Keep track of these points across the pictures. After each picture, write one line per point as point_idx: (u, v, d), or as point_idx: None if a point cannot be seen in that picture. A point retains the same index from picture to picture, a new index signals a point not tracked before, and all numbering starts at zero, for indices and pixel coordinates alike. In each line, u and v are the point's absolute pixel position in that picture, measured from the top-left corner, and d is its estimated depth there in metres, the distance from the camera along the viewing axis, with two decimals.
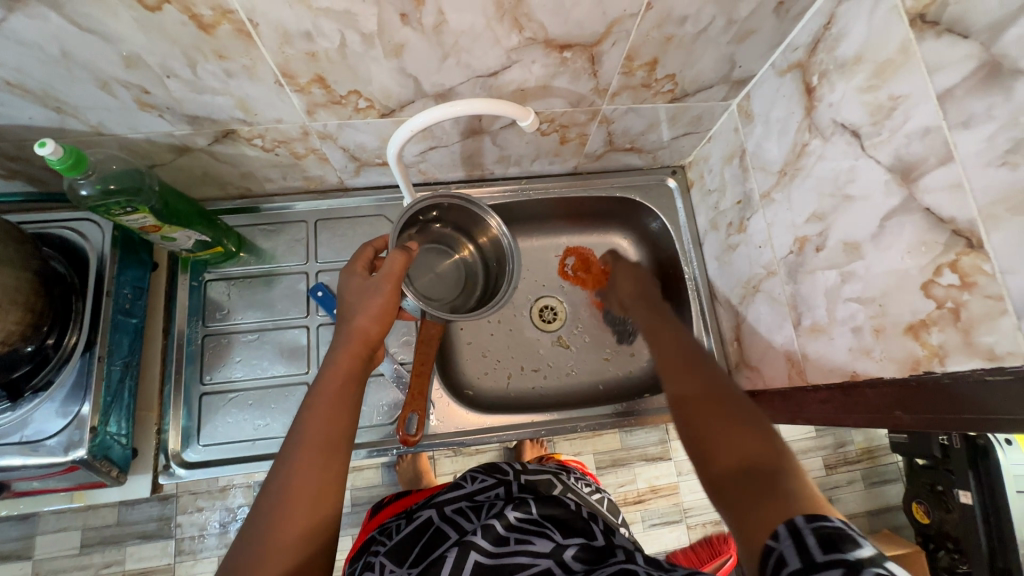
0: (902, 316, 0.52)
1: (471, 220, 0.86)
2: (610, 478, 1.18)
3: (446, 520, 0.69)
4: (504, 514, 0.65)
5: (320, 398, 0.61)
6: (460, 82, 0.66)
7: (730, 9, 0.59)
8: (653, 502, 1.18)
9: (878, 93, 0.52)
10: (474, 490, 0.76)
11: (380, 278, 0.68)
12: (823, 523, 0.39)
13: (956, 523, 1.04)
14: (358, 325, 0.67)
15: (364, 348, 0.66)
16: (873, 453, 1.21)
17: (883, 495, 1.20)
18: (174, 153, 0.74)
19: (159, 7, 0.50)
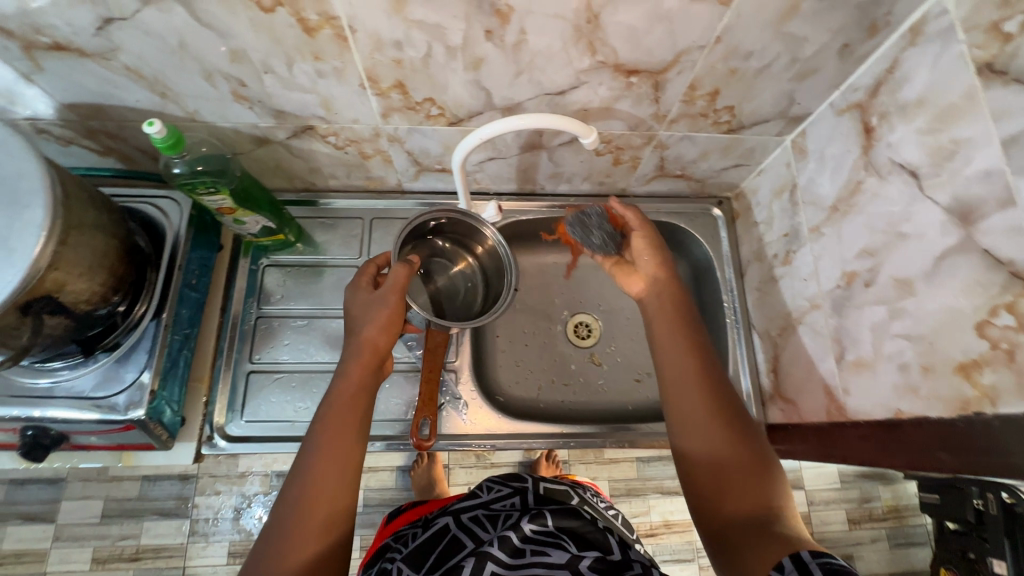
0: (952, 355, 0.52)
1: (466, 232, 0.89)
2: (624, 507, 1.17)
3: (462, 528, 0.70)
4: (520, 525, 0.65)
5: (335, 405, 0.63)
6: (529, 99, 0.70)
7: (795, 47, 0.61)
8: (665, 537, 1.16)
9: (939, 136, 0.53)
10: (489, 498, 0.76)
11: (386, 291, 0.70)
12: (829, 560, 0.42)
13: None
14: (366, 336, 0.68)
15: (375, 357, 0.68)
16: (900, 512, 1.17)
17: (909, 557, 1.15)
18: (254, 143, 0.80)
19: (272, 9, 0.55)
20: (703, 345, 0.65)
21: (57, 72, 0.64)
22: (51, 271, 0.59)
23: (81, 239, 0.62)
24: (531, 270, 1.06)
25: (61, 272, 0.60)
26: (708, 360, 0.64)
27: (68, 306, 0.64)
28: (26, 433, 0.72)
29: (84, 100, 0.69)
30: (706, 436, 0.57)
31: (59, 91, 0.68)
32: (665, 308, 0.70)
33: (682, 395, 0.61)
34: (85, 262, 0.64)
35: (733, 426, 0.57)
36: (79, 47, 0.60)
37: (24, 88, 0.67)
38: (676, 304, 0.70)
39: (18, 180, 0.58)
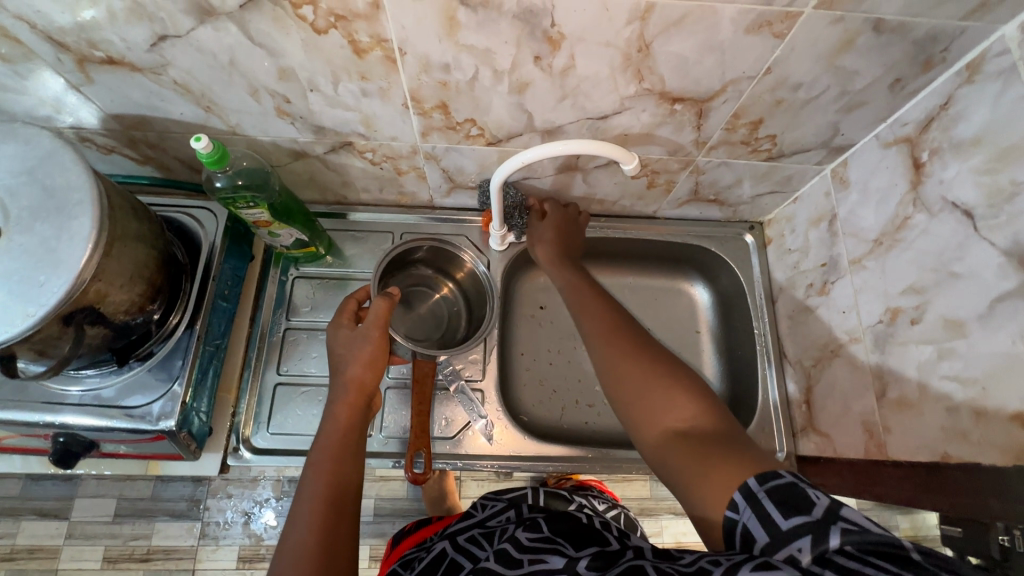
0: (1008, 402, 0.51)
1: (441, 257, 0.93)
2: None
3: (459, 550, 0.68)
4: (516, 536, 0.61)
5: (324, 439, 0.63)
6: (570, 122, 0.70)
7: (846, 80, 0.61)
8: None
9: (998, 177, 0.52)
10: (485, 518, 0.75)
11: (368, 326, 0.71)
12: (775, 482, 0.42)
13: None
14: (352, 375, 0.68)
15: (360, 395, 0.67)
16: None
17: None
18: (291, 157, 0.80)
19: (326, 31, 0.55)
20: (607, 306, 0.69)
21: (107, 85, 0.65)
22: (94, 282, 0.59)
23: (123, 250, 0.63)
24: (557, 288, 1.05)
25: (103, 283, 0.61)
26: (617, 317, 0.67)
27: (108, 316, 0.64)
28: (58, 440, 0.72)
29: (129, 112, 0.70)
30: (625, 369, 0.58)
31: (106, 103, 0.68)
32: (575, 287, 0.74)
33: (599, 347, 0.62)
34: (126, 273, 0.64)
35: (645, 353, 0.59)
36: (131, 62, 0.61)
37: (72, 98, 0.68)
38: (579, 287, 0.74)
39: (68, 193, 0.58)
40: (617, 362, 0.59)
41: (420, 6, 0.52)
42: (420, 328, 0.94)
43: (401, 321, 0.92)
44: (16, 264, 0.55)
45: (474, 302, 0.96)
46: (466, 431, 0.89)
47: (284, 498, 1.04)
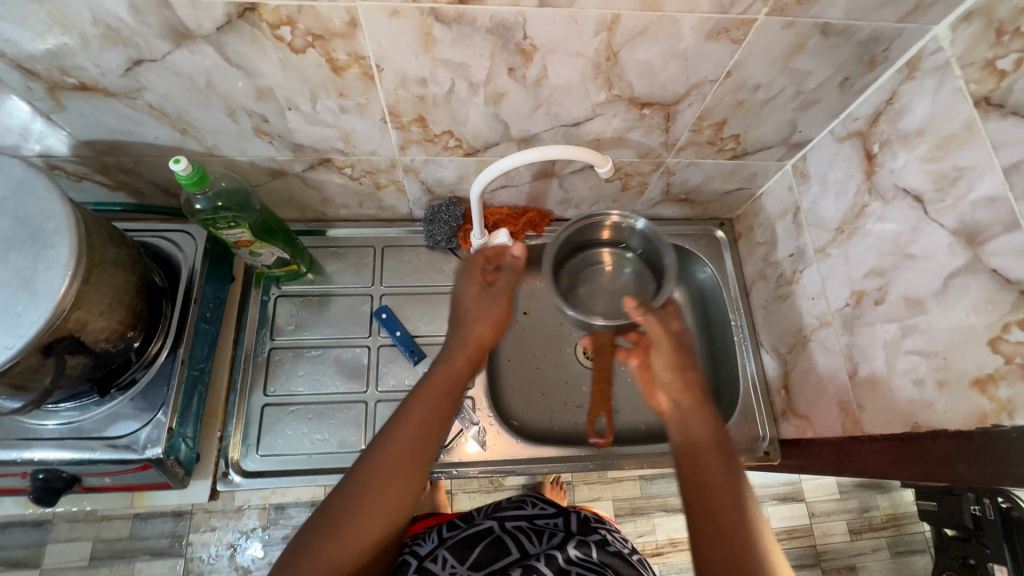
0: (967, 370, 0.55)
1: (590, 234, 0.93)
2: (629, 526, 1.17)
3: (506, 534, 0.72)
4: (564, 548, 0.67)
5: (413, 413, 0.59)
6: (546, 131, 0.73)
7: (799, 80, 0.65)
8: (672, 556, 1.16)
9: (942, 163, 0.57)
10: (534, 513, 0.77)
11: (500, 291, 0.72)
12: None
13: None
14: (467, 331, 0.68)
15: (465, 369, 0.66)
16: (899, 520, 1.19)
17: (910, 566, 1.17)
18: (270, 176, 0.81)
19: (303, 50, 0.57)
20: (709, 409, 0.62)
21: (79, 111, 0.64)
22: (74, 311, 0.58)
23: (102, 278, 0.62)
24: (539, 292, 1.07)
25: (82, 311, 0.59)
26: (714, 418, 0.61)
27: (88, 344, 0.63)
28: (38, 477, 0.69)
29: (102, 137, 0.69)
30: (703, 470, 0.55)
31: (77, 129, 0.68)
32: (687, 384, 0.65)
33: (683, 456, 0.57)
34: (106, 300, 0.63)
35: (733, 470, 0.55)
36: (105, 88, 0.60)
37: (42, 126, 0.67)
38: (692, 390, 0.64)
39: (43, 221, 0.57)
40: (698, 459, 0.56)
41: (396, 24, 0.54)
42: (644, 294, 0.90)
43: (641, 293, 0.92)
44: None
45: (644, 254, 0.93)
46: (459, 439, 0.89)
47: (271, 527, 1.02)
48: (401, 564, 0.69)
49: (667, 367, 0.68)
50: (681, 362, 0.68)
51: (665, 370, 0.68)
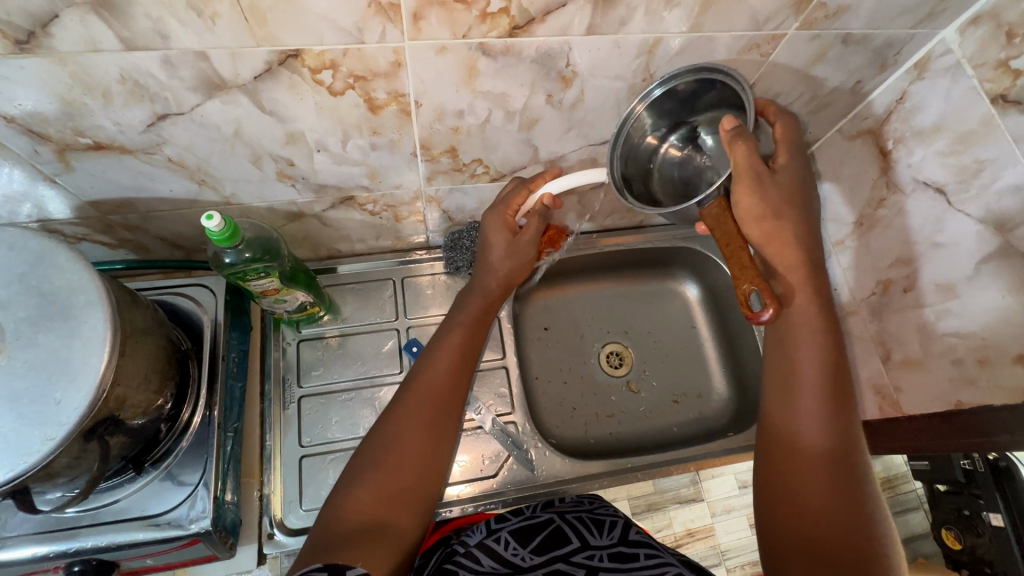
0: (1008, 347, 0.58)
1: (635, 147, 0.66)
2: (648, 523, 1.18)
3: (567, 525, 0.71)
4: (627, 531, 0.69)
5: (431, 364, 0.68)
6: (573, 150, 0.73)
7: (816, 86, 0.68)
8: (692, 546, 1.18)
9: (962, 157, 0.61)
10: (594, 507, 0.76)
11: (528, 244, 0.77)
12: None
13: (990, 547, 1.01)
14: (480, 284, 0.77)
15: (487, 305, 0.77)
16: (893, 481, 1.23)
17: (908, 523, 1.22)
18: (287, 219, 0.77)
19: (342, 92, 0.55)
20: (830, 380, 0.56)
21: (89, 171, 0.60)
22: (114, 387, 0.53)
23: (136, 348, 0.58)
24: (558, 308, 1.07)
25: (121, 388, 0.55)
26: (822, 389, 0.56)
27: (125, 422, 0.58)
28: (73, 569, 0.64)
29: (111, 196, 0.65)
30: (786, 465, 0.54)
31: (84, 190, 0.63)
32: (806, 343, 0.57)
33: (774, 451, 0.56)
34: (140, 371, 0.59)
35: (821, 466, 0.53)
36: (122, 145, 0.56)
37: (44, 190, 0.61)
38: (812, 384, 0.56)
39: (71, 295, 0.53)
40: (798, 453, 0.54)
41: (442, 60, 0.53)
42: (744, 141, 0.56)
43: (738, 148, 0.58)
44: (23, 383, 0.50)
45: (714, 101, 0.62)
46: (505, 465, 0.88)
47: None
48: (465, 541, 0.71)
49: (748, 215, 0.58)
50: (824, 347, 0.57)
51: (747, 219, 0.57)
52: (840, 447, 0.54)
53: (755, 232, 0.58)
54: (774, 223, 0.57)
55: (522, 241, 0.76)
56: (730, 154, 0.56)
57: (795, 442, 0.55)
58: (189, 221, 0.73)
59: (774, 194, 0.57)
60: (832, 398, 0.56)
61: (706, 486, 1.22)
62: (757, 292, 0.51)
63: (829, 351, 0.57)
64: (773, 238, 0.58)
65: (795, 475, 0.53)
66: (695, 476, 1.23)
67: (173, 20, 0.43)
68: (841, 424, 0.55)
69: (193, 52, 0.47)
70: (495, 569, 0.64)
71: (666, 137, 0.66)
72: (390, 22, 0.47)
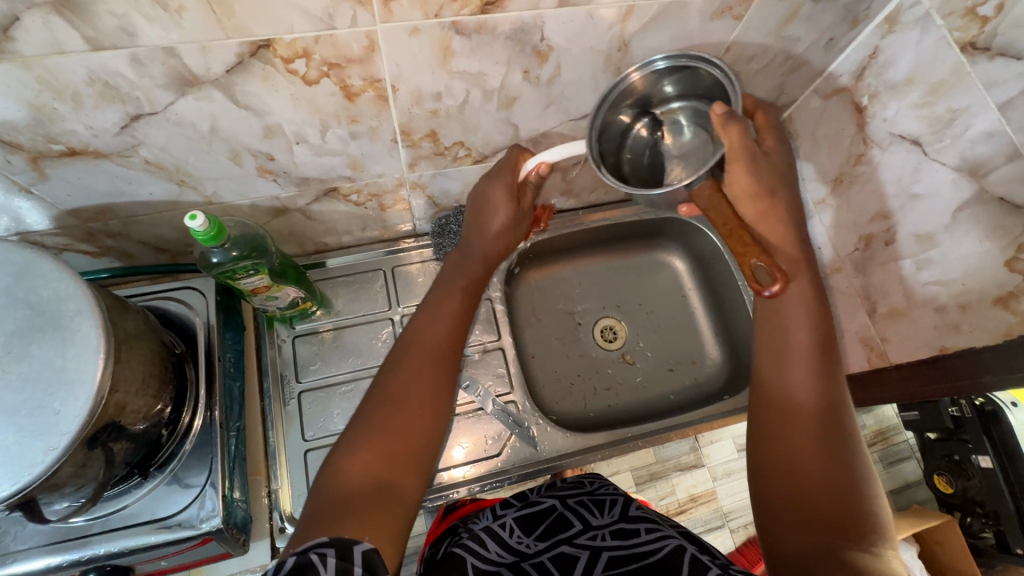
0: (987, 291, 0.60)
1: (610, 124, 0.65)
2: (652, 492, 1.21)
3: (569, 508, 0.73)
4: (629, 508, 0.71)
5: (428, 333, 0.67)
6: (553, 127, 0.73)
7: (790, 46, 0.69)
8: (696, 510, 1.21)
9: (935, 107, 0.62)
10: (594, 488, 0.78)
11: (524, 210, 0.73)
12: None
13: (979, 488, 1.06)
14: (479, 251, 0.73)
15: (485, 272, 0.74)
16: (885, 434, 1.28)
17: (902, 473, 1.27)
18: (271, 215, 0.77)
19: (317, 81, 0.54)
20: (818, 349, 0.57)
21: (65, 179, 0.59)
22: (113, 394, 0.53)
23: (131, 354, 0.57)
24: (550, 287, 1.08)
25: (120, 393, 0.55)
26: (815, 358, 0.57)
27: (128, 427, 0.58)
28: None
29: (90, 203, 0.64)
30: (782, 432, 0.54)
31: (62, 199, 0.62)
32: (794, 303, 0.58)
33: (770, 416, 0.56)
34: (138, 376, 0.59)
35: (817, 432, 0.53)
36: (96, 150, 0.55)
37: (20, 202, 0.60)
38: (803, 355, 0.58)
39: (61, 304, 0.52)
40: (792, 418, 0.55)
41: (416, 42, 0.52)
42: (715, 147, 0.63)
43: (705, 152, 0.65)
44: (23, 395, 0.50)
45: (694, 89, 0.63)
46: (507, 443, 0.89)
47: None
48: (472, 526, 0.73)
49: (743, 194, 0.60)
50: (819, 321, 0.59)
51: (741, 201, 0.60)
52: (835, 414, 0.54)
53: (750, 209, 0.60)
54: (768, 202, 0.60)
55: (519, 215, 0.73)
56: (722, 134, 0.58)
57: (790, 409, 0.55)
58: (172, 224, 0.72)
59: (767, 170, 0.60)
60: (820, 366, 0.57)
61: (706, 452, 1.25)
62: (762, 266, 0.53)
63: (817, 320, 0.59)
64: (766, 214, 0.61)
65: (792, 432, 0.54)
66: (695, 443, 1.25)
67: (139, 16, 0.43)
68: (830, 381, 0.56)
69: (161, 48, 0.46)
70: (501, 555, 0.66)
71: (638, 116, 0.66)
72: (360, 5, 0.47)
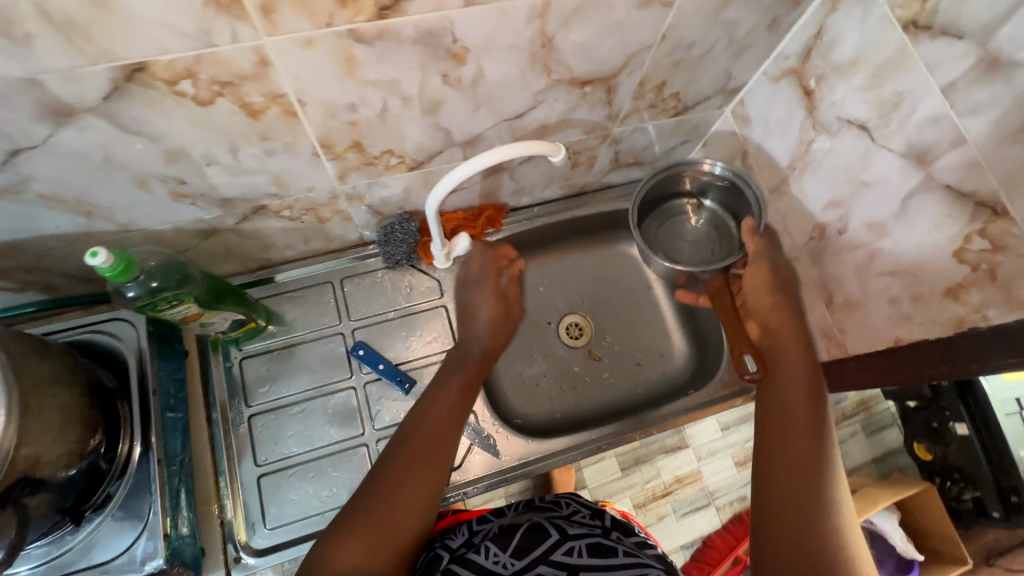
0: (939, 281, 0.57)
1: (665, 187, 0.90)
2: (637, 476, 1.21)
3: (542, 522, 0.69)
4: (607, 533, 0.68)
5: (433, 409, 0.68)
6: (489, 128, 0.69)
7: (731, 30, 0.65)
8: (682, 491, 1.21)
9: (881, 90, 0.58)
10: (569, 511, 0.73)
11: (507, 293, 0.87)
12: None
13: (957, 454, 1.06)
14: (476, 350, 0.79)
15: (483, 355, 0.79)
16: (867, 403, 1.28)
17: (884, 441, 1.27)
18: (199, 237, 0.72)
19: (211, 101, 0.50)
20: (815, 422, 0.57)
21: None
22: (21, 450, 0.50)
23: (42, 404, 0.54)
24: None
25: (30, 447, 0.51)
26: (812, 431, 0.56)
27: (47, 480, 0.55)
28: None
29: None
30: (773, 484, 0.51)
31: None
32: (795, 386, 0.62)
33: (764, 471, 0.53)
34: (54, 424, 0.55)
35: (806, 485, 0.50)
36: None
37: None
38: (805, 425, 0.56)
39: None
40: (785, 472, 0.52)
41: (312, 54, 0.48)
42: (717, 244, 0.91)
43: (709, 241, 0.92)
44: None
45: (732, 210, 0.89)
46: (468, 453, 0.87)
47: None
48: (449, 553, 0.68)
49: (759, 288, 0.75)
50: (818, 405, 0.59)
51: (759, 292, 0.74)
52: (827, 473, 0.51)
53: (764, 303, 0.73)
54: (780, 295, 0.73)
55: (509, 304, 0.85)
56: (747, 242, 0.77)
57: (785, 464, 0.53)
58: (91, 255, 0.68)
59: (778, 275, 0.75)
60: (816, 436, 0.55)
61: (689, 433, 1.24)
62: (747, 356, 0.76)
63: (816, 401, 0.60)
64: (779, 304, 0.73)
65: (782, 483, 0.51)
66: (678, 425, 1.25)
67: None
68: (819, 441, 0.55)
69: (20, 80, 0.42)
70: None
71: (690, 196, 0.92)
72: (237, 20, 0.42)
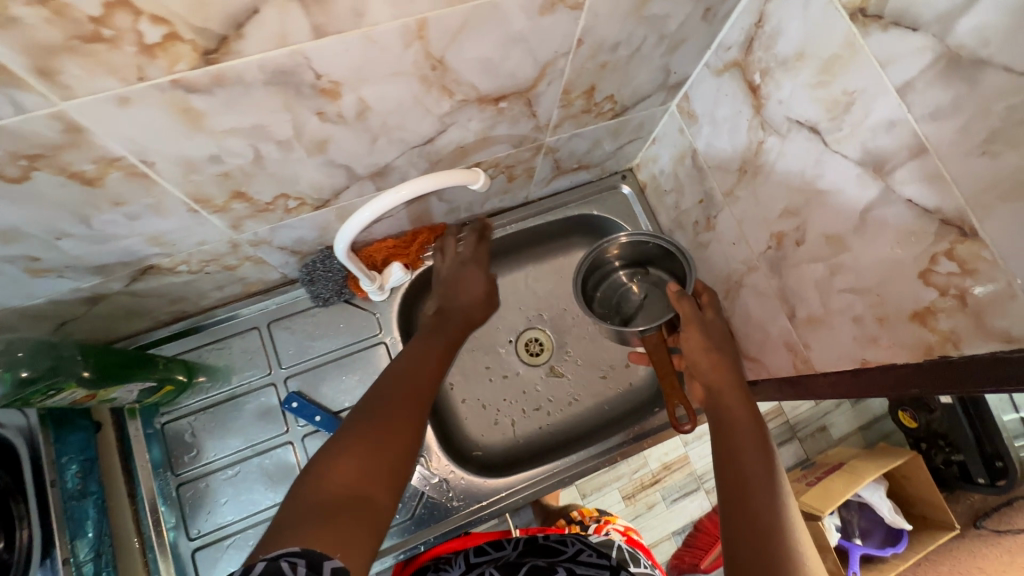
0: (904, 303, 0.51)
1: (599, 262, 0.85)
2: (625, 466, 1.16)
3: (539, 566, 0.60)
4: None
5: (414, 359, 0.66)
6: (395, 157, 0.60)
7: (660, 26, 0.56)
8: (671, 477, 1.17)
9: (830, 89, 0.51)
10: (577, 550, 0.64)
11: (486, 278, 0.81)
12: None
13: (941, 420, 1.04)
14: (460, 309, 0.78)
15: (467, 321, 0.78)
16: None
17: (869, 408, 1.23)
18: (86, 304, 0.64)
19: (26, 176, 0.41)
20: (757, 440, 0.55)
21: None
22: None
23: None
24: None
25: None
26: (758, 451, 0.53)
27: None
28: None
29: None
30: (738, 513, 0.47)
31: None
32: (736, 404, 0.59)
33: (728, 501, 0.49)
34: None
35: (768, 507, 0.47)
36: None
37: None
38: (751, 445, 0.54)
39: None
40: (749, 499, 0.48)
41: (136, 112, 0.39)
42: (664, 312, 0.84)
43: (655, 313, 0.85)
44: None
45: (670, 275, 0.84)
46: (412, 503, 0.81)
47: None
48: None
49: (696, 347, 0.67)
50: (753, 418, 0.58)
51: (694, 351, 0.67)
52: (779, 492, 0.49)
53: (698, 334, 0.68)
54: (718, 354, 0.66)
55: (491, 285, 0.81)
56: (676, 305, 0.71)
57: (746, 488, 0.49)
58: None
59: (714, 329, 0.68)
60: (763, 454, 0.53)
61: None
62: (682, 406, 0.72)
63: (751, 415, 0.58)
64: (717, 365, 0.65)
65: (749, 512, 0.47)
66: None
67: None
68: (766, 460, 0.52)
69: None
70: None
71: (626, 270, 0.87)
72: (13, 87, 0.34)
